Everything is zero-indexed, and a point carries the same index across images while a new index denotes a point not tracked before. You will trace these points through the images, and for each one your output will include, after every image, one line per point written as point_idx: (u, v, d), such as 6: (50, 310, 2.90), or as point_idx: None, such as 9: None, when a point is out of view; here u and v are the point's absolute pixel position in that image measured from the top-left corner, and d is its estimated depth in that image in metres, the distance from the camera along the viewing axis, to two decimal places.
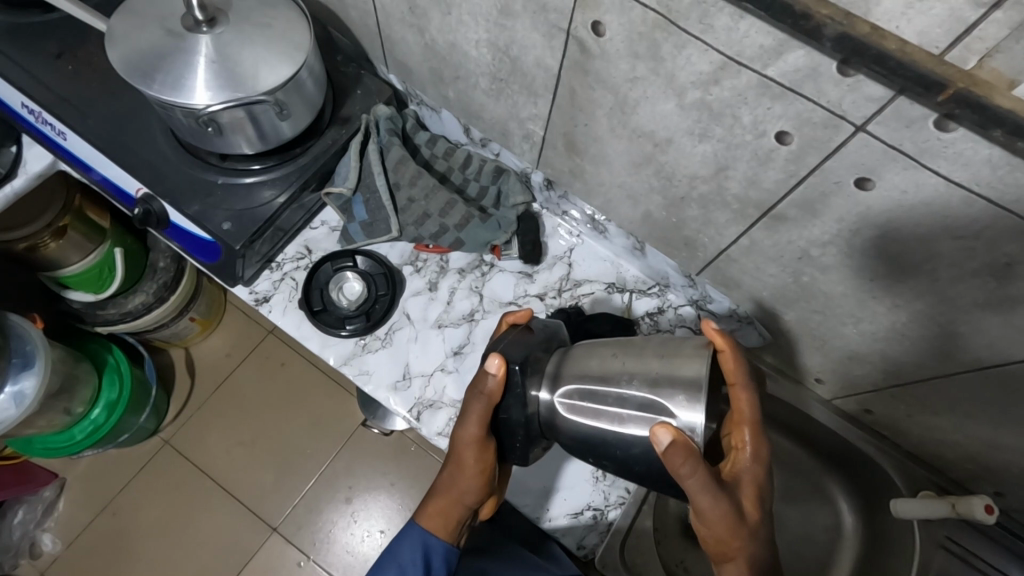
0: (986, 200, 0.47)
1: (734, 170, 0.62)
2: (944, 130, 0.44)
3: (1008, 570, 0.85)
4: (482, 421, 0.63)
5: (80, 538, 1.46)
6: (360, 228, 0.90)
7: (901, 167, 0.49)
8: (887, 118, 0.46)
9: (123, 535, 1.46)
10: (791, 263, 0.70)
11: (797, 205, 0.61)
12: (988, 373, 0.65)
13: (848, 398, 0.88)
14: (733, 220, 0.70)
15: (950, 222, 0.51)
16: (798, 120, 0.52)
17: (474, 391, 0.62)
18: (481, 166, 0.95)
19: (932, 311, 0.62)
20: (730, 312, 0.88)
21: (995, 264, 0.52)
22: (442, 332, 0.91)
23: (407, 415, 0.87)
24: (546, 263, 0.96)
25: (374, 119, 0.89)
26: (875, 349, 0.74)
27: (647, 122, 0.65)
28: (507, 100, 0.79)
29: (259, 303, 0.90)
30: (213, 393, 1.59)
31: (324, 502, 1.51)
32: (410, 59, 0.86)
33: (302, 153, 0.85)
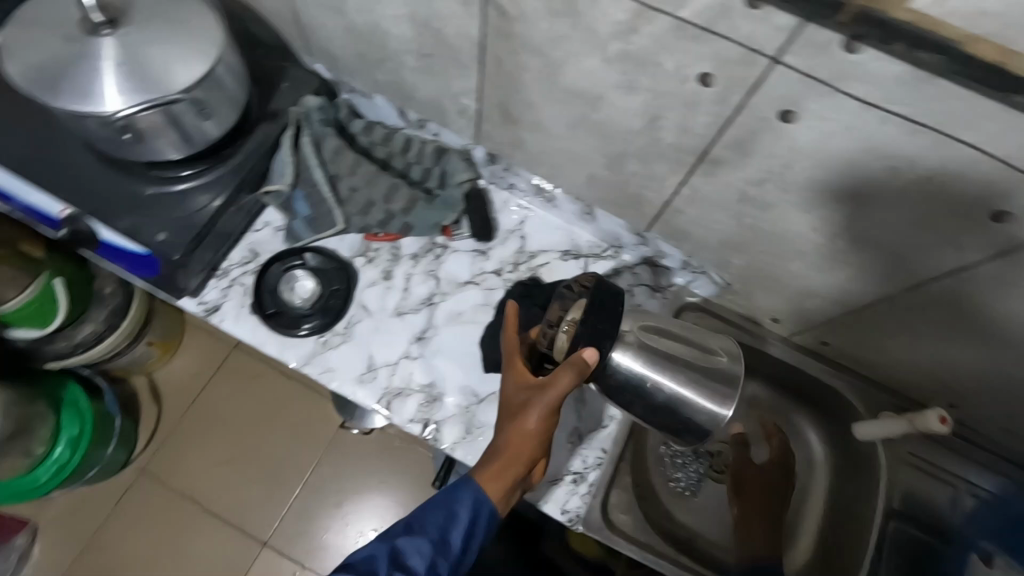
0: (902, 117, 0.48)
1: (667, 118, 0.62)
2: (853, 52, 0.45)
3: (965, 475, 0.90)
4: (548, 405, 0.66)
5: None
6: (304, 224, 0.88)
7: (821, 95, 0.50)
8: (800, 47, 0.47)
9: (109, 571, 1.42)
10: (733, 206, 0.70)
11: (729, 147, 0.61)
12: (928, 290, 0.67)
13: (805, 331, 0.91)
14: (672, 171, 0.70)
15: (874, 144, 0.52)
16: (718, 59, 0.52)
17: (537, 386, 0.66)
18: (421, 148, 0.93)
19: (870, 236, 0.63)
20: (683, 264, 0.90)
21: (919, 180, 0.53)
22: (403, 320, 0.90)
23: (377, 407, 0.86)
24: (499, 238, 0.95)
25: (304, 110, 0.86)
26: (821, 281, 0.76)
27: (575, 80, 0.64)
28: (437, 76, 0.77)
29: (210, 313, 0.87)
30: (185, 415, 1.54)
31: (313, 509, 1.49)
32: (334, 45, 0.84)
33: (231, 154, 0.82)
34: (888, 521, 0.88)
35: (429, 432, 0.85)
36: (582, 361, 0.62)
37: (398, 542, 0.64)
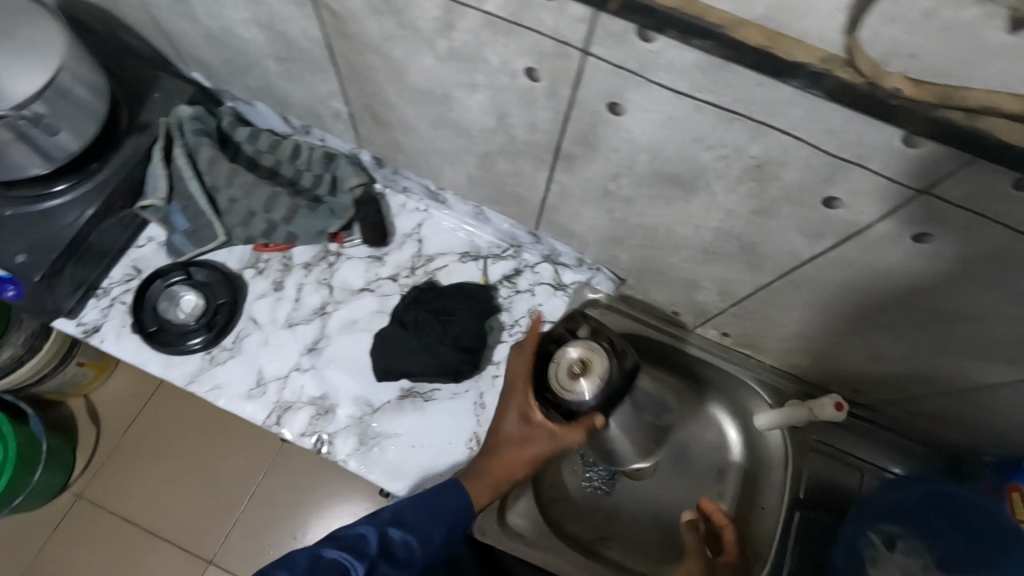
0: (713, 106, 0.47)
1: (514, 116, 0.61)
2: (649, 41, 0.44)
3: (870, 458, 0.91)
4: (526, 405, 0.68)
5: None
6: (185, 238, 0.86)
7: (636, 86, 0.49)
8: (601, 37, 0.45)
9: None
10: (601, 202, 0.69)
11: (576, 142, 0.60)
12: (796, 278, 0.65)
13: (706, 324, 0.89)
14: (537, 168, 0.69)
15: (699, 134, 0.51)
16: (535, 53, 0.51)
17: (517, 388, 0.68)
18: (310, 154, 0.91)
19: (727, 226, 0.62)
20: (578, 261, 0.89)
21: (750, 168, 0.52)
22: (293, 331, 0.87)
23: (266, 422, 0.83)
24: (395, 243, 0.93)
25: (177, 121, 0.84)
26: (702, 273, 0.75)
27: (420, 80, 0.62)
28: (301, 80, 0.75)
29: (89, 334, 0.84)
30: (122, 436, 1.43)
31: (258, 526, 1.37)
32: (201, 52, 0.81)
33: (98, 169, 0.79)
34: (795, 510, 0.86)
35: (321, 446, 0.83)
36: (594, 424, 0.66)
37: (389, 532, 0.62)
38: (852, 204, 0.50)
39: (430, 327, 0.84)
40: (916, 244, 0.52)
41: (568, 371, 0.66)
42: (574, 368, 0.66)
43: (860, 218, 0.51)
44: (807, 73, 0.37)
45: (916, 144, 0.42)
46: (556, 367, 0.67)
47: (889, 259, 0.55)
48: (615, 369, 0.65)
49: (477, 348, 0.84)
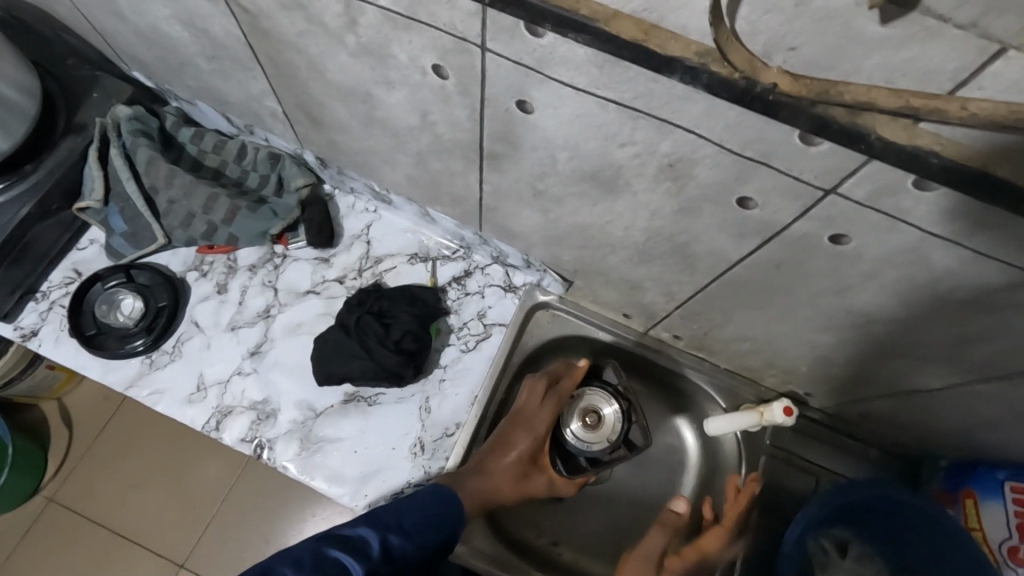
0: (614, 102, 0.45)
1: (435, 114, 0.60)
2: (539, 36, 0.42)
3: (831, 467, 0.86)
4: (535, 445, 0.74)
5: None
6: (124, 240, 0.85)
7: (538, 82, 0.47)
8: (495, 32, 0.44)
9: None
10: (534, 201, 0.67)
11: (497, 141, 0.59)
12: (730, 279, 0.64)
13: (657, 327, 0.87)
14: (467, 167, 0.67)
15: (608, 132, 0.49)
16: (438, 49, 0.49)
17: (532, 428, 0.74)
18: (255, 155, 0.89)
19: (654, 226, 0.60)
20: (526, 262, 0.87)
21: (663, 166, 0.51)
22: (236, 335, 0.86)
23: (206, 427, 0.82)
24: (343, 244, 0.92)
25: (114, 121, 0.83)
26: (643, 274, 0.73)
27: (341, 77, 0.61)
28: (233, 79, 0.74)
29: (28, 338, 0.83)
30: (96, 438, 1.40)
31: (226, 529, 1.33)
32: (136, 51, 0.80)
33: (32, 171, 0.78)
34: (746, 517, 0.84)
35: (261, 452, 0.82)
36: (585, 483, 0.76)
37: (389, 538, 0.60)
38: (765, 203, 0.49)
39: (377, 345, 0.81)
40: (834, 245, 0.50)
41: (582, 418, 0.75)
42: (586, 419, 0.75)
43: (776, 218, 0.50)
44: (683, 68, 0.36)
45: (814, 141, 0.40)
46: (572, 407, 0.76)
47: (813, 260, 0.53)
48: (623, 428, 0.74)
49: (420, 352, 0.83)
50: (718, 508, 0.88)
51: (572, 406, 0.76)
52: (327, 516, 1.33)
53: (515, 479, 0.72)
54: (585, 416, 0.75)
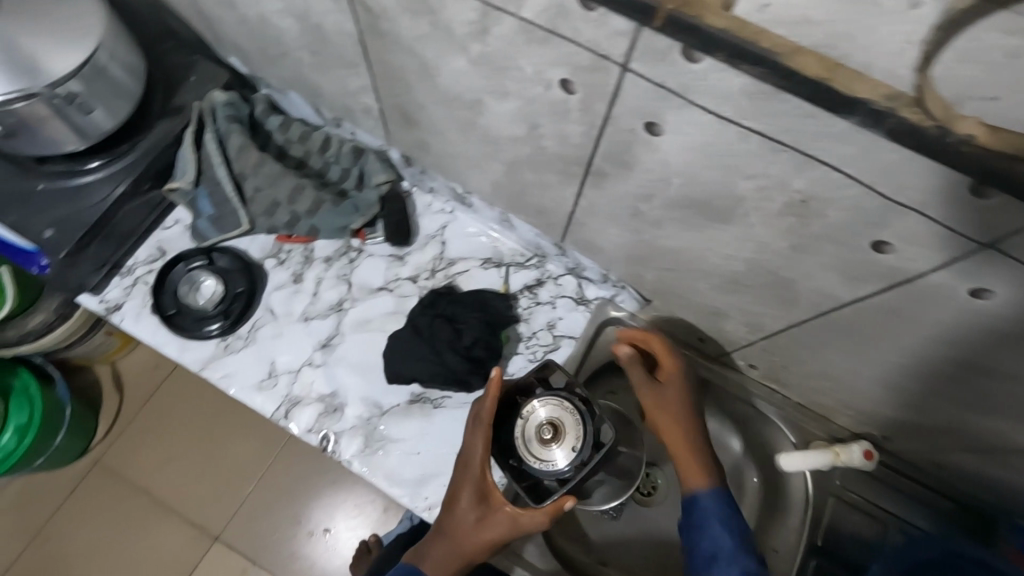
0: (758, 134, 0.43)
1: (545, 127, 0.58)
2: (693, 61, 0.40)
3: (896, 511, 0.82)
4: (479, 475, 0.62)
5: (12, 568, 1.29)
6: (209, 223, 0.86)
7: (675, 107, 0.45)
8: (642, 54, 0.42)
9: (60, 564, 1.30)
10: (630, 222, 0.65)
11: (607, 159, 0.57)
12: (832, 320, 0.61)
13: (732, 354, 0.84)
14: (565, 182, 0.66)
15: (739, 163, 0.47)
16: (571, 65, 0.48)
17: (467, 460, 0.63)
18: (339, 147, 0.89)
19: (760, 259, 0.58)
20: (603, 277, 0.86)
21: (793, 203, 0.48)
22: (308, 325, 0.87)
23: (275, 415, 0.83)
24: (417, 243, 0.92)
25: (210, 106, 0.84)
26: (732, 304, 0.71)
27: (451, 83, 0.60)
28: (333, 73, 0.74)
29: (111, 311, 0.85)
30: (145, 405, 1.40)
31: (265, 509, 1.33)
32: (237, 38, 0.80)
33: (130, 149, 0.79)
34: (810, 558, 0.82)
35: (325, 444, 0.82)
36: (562, 510, 0.58)
37: None
38: (903, 250, 0.46)
39: (452, 348, 0.81)
40: (971, 298, 0.47)
41: (537, 435, 0.59)
42: (545, 435, 0.59)
43: (911, 266, 0.47)
44: (867, 110, 0.33)
45: (986, 195, 0.38)
46: (523, 426, 0.61)
47: (937, 310, 0.50)
48: (590, 431, 0.59)
49: (490, 361, 0.82)
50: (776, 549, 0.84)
51: (524, 426, 0.60)
52: (356, 503, 1.34)
53: (473, 525, 0.62)
54: (543, 431, 0.59)
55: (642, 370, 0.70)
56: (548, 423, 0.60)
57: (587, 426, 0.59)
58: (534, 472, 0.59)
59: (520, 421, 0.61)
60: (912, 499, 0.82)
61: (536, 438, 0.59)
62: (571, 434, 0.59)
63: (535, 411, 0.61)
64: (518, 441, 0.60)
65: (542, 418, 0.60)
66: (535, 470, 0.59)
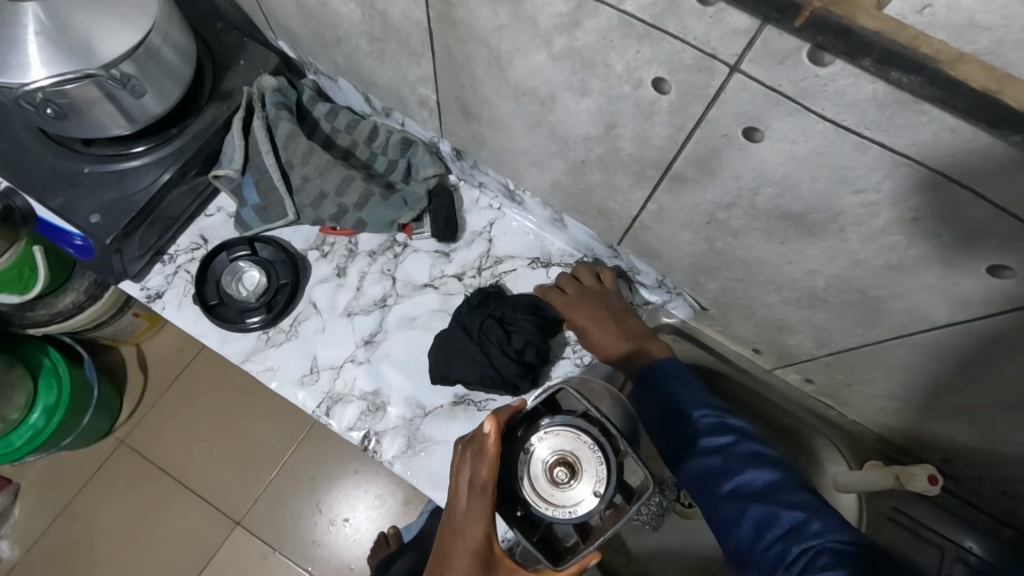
0: (881, 145, 0.40)
1: (625, 127, 0.55)
2: (821, 64, 0.37)
3: (950, 535, 0.80)
4: (478, 547, 0.56)
5: (40, 545, 1.29)
6: (254, 213, 0.83)
7: (787, 113, 0.42)
8: (760, 55, 0.39)
9: (87, 543, 1.29)
10: (703, 228, 0.62)
11: (692, 164, 0.54)
12: (916, 341, 0.58)
13: (789, 366, 0.81)
14: (636, 184, 0.63)
15: (849, 174, 0.44)
16: (670, 63, 0.44)
17: (462, 529, 0.57)
18: (388, 138, 0.87)
19: (848, 275, 0.55)
20: (657, 282, 0.82)
21: (902, 220, 0.45)
22: (352, 321, 0.85)
23: (316, 412, 0.81)
24: (464, 240, 0.89)
25: (259, 91, 0.81)
26: (803, 318, 0.67)
27: (525, 77, 0.57)
28: (392, 62, 0.71)
29: (152, 299, 0.84)
30: (172, 388, 1.39)
31: (290, 497, 1.32)
32: (290, 22, 0.77)
33: (177, 134, 0.77)
34: None
35: (367, 443, 0.80)
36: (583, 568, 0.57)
37: None
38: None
39: (504, 351, 0.78)
40: None
41: (550, 473, 0.59)
42: (558, 476, 0.59)
43: None
44: None
45: None
46: (529, 464, 0.60)
47: None
48: (608, 469, 0.59)
49: (539, 365, 0.80)
50: None
51: (531, 464, 0.60)
52: (378, 494, 1.33)
53: None
54: (556, 471, 0.59)
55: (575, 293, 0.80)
56: (561, 461, 0.59)
57: (607, 463, 0.59)
58: (549, 517, 0.59)
59: (528, 459, 0.60)
60: (956, 517, 0.80)
61: (549, 477, 0.59)
62: (587, 475, 0.59)
63: (544, 446, 0.61)
64: (530, 484, 0.60)
65: (554, 455, 0.60)
66: (550, 515, 0.59)
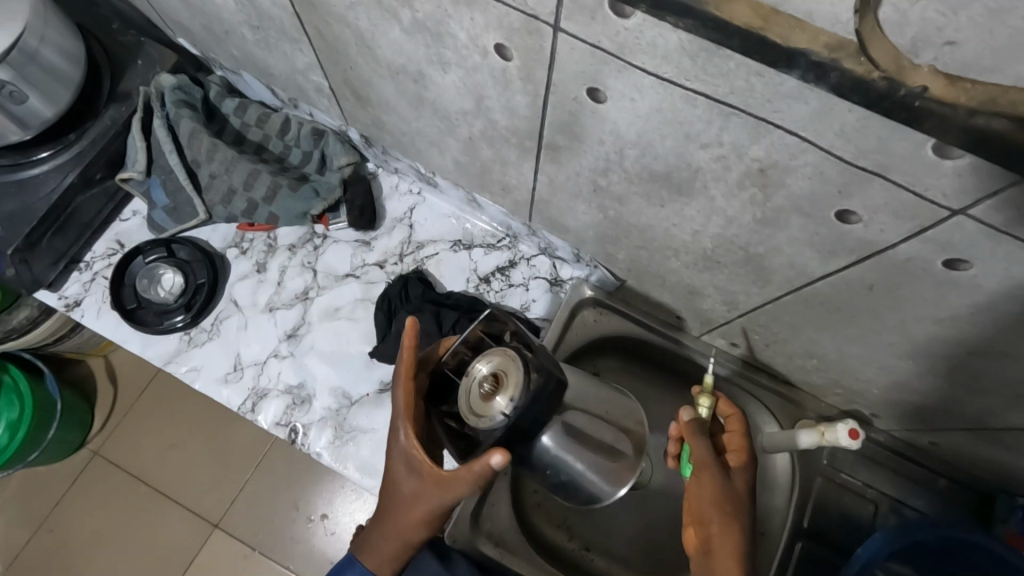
0: (704, 97, 0.39)
1: (491, 99, 0.54)
2: (625, 17, 0.36)
3: (892, 493, 0.78)
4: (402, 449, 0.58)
5: (19, 559, 1.29)
6: (165, 214, 0.83)
7: (615, 70, 0.41)
8: (572, 12, 0.38)
9: (64, 554, 1.29)
10: (592, 197, 0.62)
11: (559, 131, 0.53)
12: (807, 296, 0.57)
13: (713, 333, 0.79)
14: (522, 157, 0.62)
15: (689, 129, 0.43)
16: (503, 28, 0.44)
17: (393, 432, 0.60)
18: (298, 130, 0.85)
19: (728, 234, 0.54)
20: (576, 256, 0.82)
21: (751, 172, 0.44)
22: (274, 316, 0.84)
23: (242, 409, 0.81)
24: (385, 227, 0.88)
25: (158, 90, 0.80)
26: (706, 282, 0.66)
27: (391, 54, 0.56)
28: (278, 49, 0.70)
29: (71, 308, 0.83)
30: (137, 395, 1.38)
31: (263, 496, 1.31)
32: (181, 17, 0.76)
33: (77, 139, 0.76)
34: (797, 540, 0.77)
35: (295, 437, 0.79)
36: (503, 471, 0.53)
37: None
38: (870, 219, 0.42)
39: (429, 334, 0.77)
40: (948, 269, 0.43)
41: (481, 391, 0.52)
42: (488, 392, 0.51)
43: (881, 237, 0.43)
44: (808, 64, 0.29)
45: (952, 154, 0.33)
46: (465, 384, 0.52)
47: (916, 284, 0.46)
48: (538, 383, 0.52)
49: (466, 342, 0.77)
50: (766, 527, 0.76)
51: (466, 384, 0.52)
52: (354, 488, 1.30)
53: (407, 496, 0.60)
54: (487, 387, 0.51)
55: (713, 466, 0.60)
56: (491, 376, 0.51)
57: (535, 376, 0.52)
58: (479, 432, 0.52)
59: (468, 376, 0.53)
60: (905, 477, 0.78)
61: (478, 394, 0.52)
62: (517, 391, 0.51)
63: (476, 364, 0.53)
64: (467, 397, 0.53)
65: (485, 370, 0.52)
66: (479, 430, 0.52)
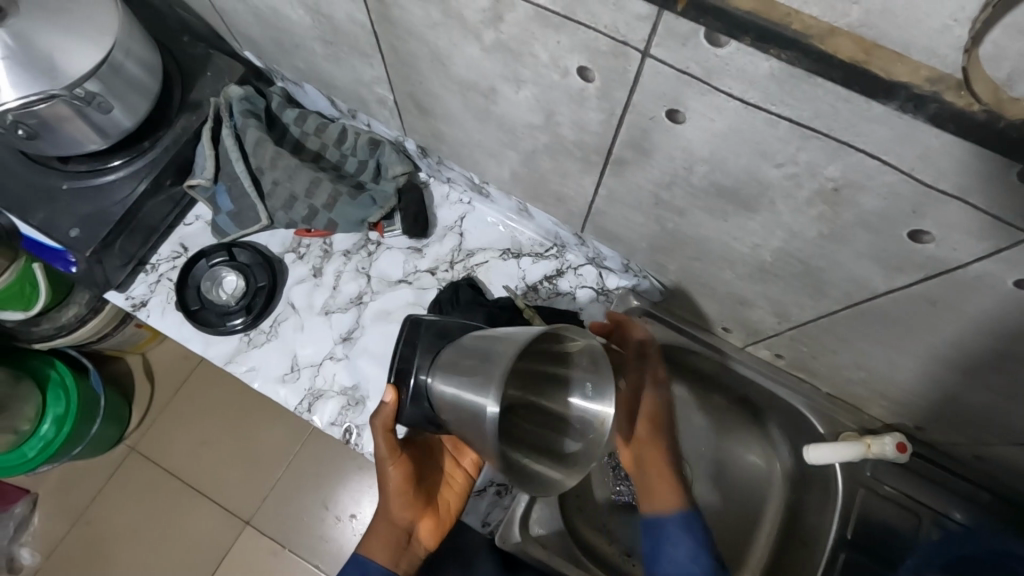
0: (788, 121, 0.41)
1: (562, 114, 0.57)
2: (719, 45, 0.38)
3: (936, 507, 0.77)
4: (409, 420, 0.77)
5: (60, 550, 1.32)
6: (229, 219, 0.86)
7: (699, 93, 0.43)
8: (663, 39, 0.41)
9: (103, 547, 1.32)
10: (652, 209, 0.64)
11: (629, 147, 0.55)
12: (862, 310, 0.58)
13: (758, 344, 0.80)
14: (585, 170, 0.64)
15: (766, 148, 0.45)
16: (588, 51, 0.46)
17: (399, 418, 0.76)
18: (356, 140, 0.89)
19: (790, 248, 0.56)
20: (623, 266, 0.84)
21: (824, 190, 0.46)
22: (329, 319, 0.87)
23: (298, 409, 0.83)
24: (436, 235, 0.91)
25: (226, 100, 0.84)
26: (759, 293, 0.68)
27: (466, 71, 0.59)
28: (347, 64, 0.73)
29: (137, 308, 0.87)
30: (176, 393, 1.41)
31: (297, 495, 1.34)
32: (251, 32, 0.80)
33: (150, 147, 0.80)
34: (840, 551, 0.78)
35: (349, 437, 0.82)
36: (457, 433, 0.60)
37: None
38: (942, 238, 0.43)
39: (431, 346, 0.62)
40: (1017, 288, 0.44)
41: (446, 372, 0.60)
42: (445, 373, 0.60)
43: (951, 255, 0.44)
44: (908, 95, 0.31)
45: None
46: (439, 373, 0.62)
47: (981, 300, 0.47)
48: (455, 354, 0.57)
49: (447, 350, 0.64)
50: (805, 535, 0.82)
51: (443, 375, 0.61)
52: None
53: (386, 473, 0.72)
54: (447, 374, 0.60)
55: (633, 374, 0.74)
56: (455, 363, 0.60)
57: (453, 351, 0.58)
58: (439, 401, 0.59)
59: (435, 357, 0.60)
60: (954, 493, 0.77)
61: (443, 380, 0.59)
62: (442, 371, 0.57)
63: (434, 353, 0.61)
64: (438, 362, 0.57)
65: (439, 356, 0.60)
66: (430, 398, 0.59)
